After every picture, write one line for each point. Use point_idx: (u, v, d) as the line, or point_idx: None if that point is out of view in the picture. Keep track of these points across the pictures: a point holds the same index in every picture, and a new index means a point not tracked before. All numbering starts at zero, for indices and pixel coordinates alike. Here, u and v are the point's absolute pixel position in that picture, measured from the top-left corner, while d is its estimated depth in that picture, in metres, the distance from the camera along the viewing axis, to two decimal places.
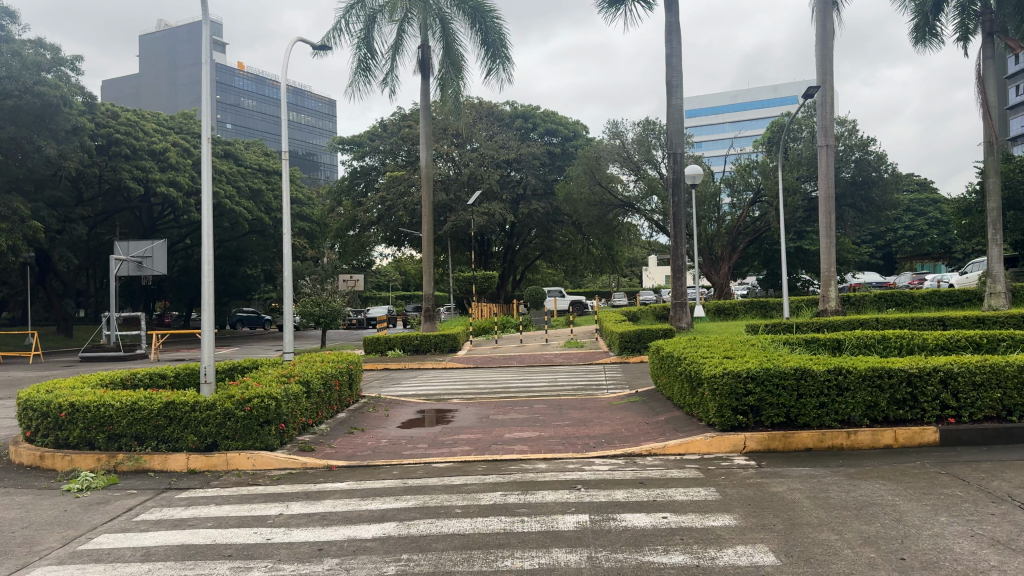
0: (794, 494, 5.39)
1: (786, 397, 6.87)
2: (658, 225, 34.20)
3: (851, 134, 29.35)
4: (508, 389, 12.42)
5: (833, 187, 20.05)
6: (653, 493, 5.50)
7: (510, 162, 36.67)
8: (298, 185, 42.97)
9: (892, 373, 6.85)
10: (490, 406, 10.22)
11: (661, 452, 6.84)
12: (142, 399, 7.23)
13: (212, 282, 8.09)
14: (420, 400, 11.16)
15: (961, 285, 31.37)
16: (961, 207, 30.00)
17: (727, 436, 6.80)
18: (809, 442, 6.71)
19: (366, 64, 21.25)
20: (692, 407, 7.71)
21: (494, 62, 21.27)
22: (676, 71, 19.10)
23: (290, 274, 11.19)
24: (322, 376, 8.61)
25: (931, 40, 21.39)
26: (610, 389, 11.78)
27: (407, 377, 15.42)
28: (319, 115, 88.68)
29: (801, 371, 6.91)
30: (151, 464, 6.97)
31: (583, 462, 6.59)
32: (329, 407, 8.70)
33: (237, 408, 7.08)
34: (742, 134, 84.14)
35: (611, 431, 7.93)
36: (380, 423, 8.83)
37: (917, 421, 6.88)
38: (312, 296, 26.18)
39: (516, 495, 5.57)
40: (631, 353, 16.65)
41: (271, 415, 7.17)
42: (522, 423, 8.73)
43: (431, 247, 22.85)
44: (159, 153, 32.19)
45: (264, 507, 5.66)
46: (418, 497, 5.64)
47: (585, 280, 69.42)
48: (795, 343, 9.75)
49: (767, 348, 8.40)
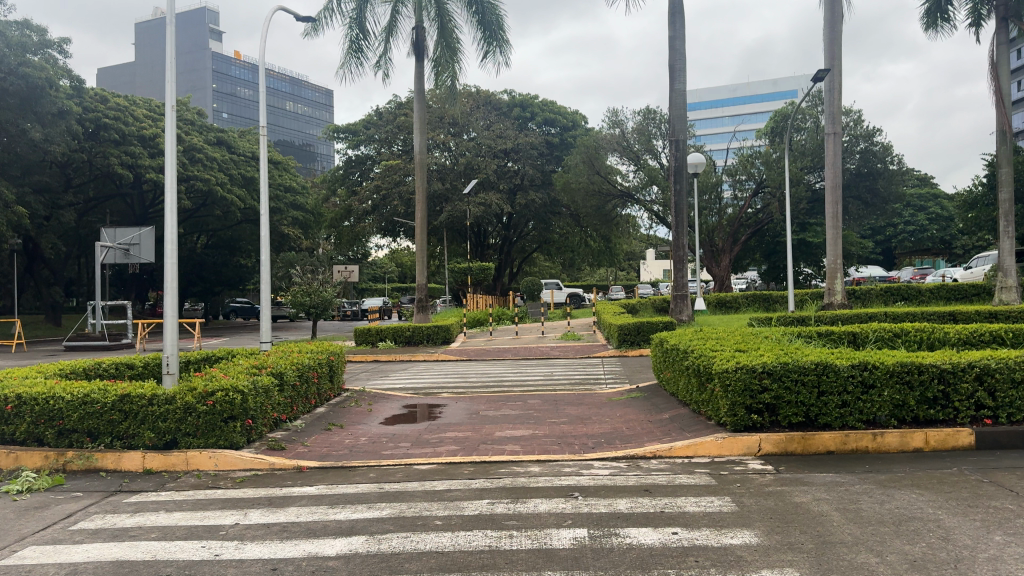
0: (821, 507, 4.74)
1: (806, 395, 6.21)
2: (657, 217, 33.51)
3: (857, 123, 28.67)
4: (501, 383, 11.75)
5: (839, 176, 19.31)
6: (660, 503, 4.84)
7: (508, 153, 35.80)
8: (291, 174, 41.73)
9: (923, 369, 6.21)
10: (481, 401, 9.54)
11: (667, 454, 6.16)
12: (96, 391, 6.56)
13: (176, 264, 7.38)
14: (404, 394, 10.47)
15: (966, 279, 30.65)
16: (969, 201, 29.14)
17: (740, 437, 6.13)
18: (830, 445, 6.06)
19: (358, 45, 20.57)
20: (700, 404, 7.05)
21: (491, 44, 20.64)
22: (680, 54, 18.42)
23: (266, 258, 10.43)
24: (299, 369, 7.91)
25: (943, 25, 20.66)
26: (609, 384, 11.12)
27: (396, 369, 14.75)
28: (315, 105, 87.79)
29: (824, 366, 6.25)
30: (103, 463, 6.32)
31: (582, 465, 5.94)
32: (306, 401, 8.02)
33: (199, 402, 6.40)
34: (742, 128, 83.50)
35: (611, 429, 7.25)
36: (361, 420, 8.15)
37: (949, 422, 6.24)
38: (302, 287, 25.47)
39: (505, 504, 4.91)
40: (631, 346, 15.99)
41: (236, 410, 6.47)
42: (515, 420, 8.06)
43: (424, 235, 22.16)
44: (148, 139, 31.45)
45: (219, 516, 5.00)
46: (397, 505, 4.98)
47: (582, 274, 68.81)
48: (809, 335, 9.10)
49: (781, 341, 7.71)
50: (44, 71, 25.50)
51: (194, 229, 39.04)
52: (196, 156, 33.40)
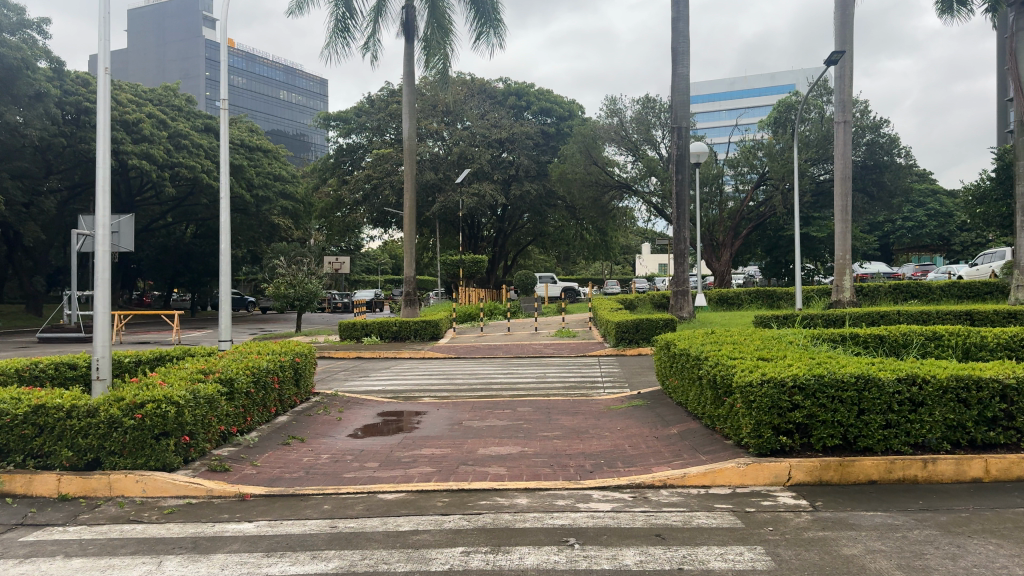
0: (880, 563, 3.76)
1: (844, 413, 5.24)
2: (656, 208, 32.51)
3: (863, 114, 27.68)
4: (490, 386, 10.76)
5: (850, 166, 18.32)
6: (676, 555, 3.87)
7: (503, 142, 34.65)
8: (281, 163, 40.64)
9: (982, 385, 5.27)
10: (464, 409, 8.54)
11: (680, 483, 5.16)
12: (7, 400, 5.54)
13: (110, 253, 6.34)
14: (381, 398, 9.50)
15: (971, 277, 29.68)
16: (974, 195, 27.89)
17: (767, 463, 5.15)
18: (872, 472, 5.10)
19: (344, 24, 19.54)
20: (715, 420, 6.06)
21: (485, 25, 19.61)
22: (683, 37, 17.41)
23: (226, 246, 9.36)
24: (255, 374, 6.88)
25: (959, 9, 19.65)
26: (608, 388, 10.12)
27: (377, 368, 13.72)
28: (309, 93, 86.57)
29: (866, 379, 5.28)
30: (11, 486, 5.28)
31: (578, 497, 4.94)
32: (263, 411, 7.03)
33: (126, 416, 5.39)
34: (741, 122, 82.74)
35: (613, 447, 6.30)
36: (328, 431, 7.17)
37: (1010, 446, 5.28)
38: (285, 278, 24.44)
39: (484, 554, 3.92)
40: (628, 345, 15.05)
41: (170, 425, 5.47)
42: (501, 433, 7.09)
43: (413, 226, 21.12)
44: (131, 125, 29.86)
45: (127, 565, 4.00)
46: (348, 554, 3.98)
47: (577, 268, 68.01)
48: (830, 337, 8.11)
49: (807, 347, 6.74)
50: (20, 51, 24.39)
51: (181, 218, 37.81)
52: (181, 143, 32.25)
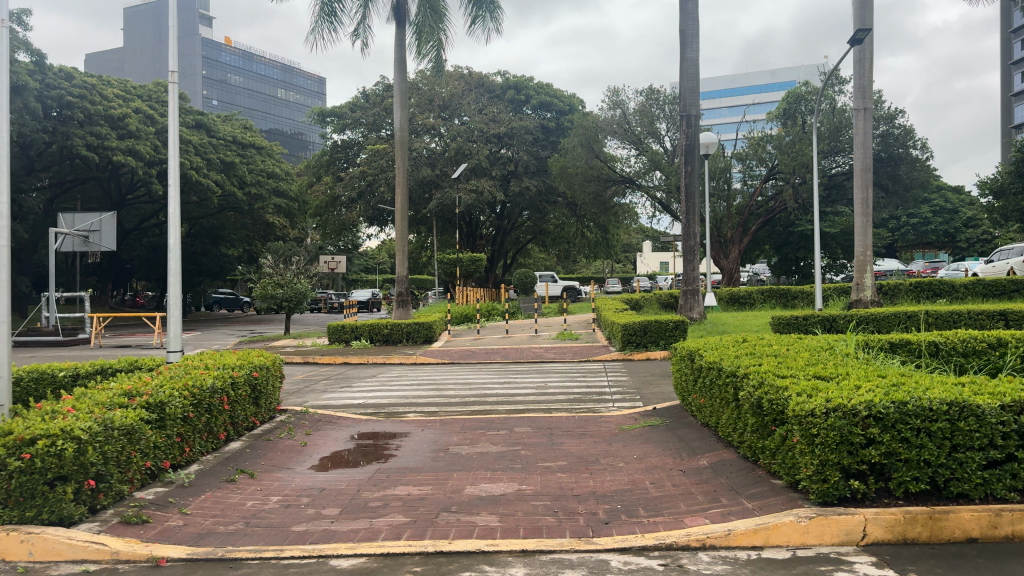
0: None
1: (932, 450, 4.04)
2: (661, 204, 31.32)
3: (877, 105, 26.52)
4: (485, 398, 9.57)
5: (868, 154, 17.11)
6: None
7: (500, 138, 33.42)
8: (275, 160, 39.38)
9: None
10: (453, 429, 7.35)
11: (722, 544, 3.99)
12: None
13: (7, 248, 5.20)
14: (360, 416, 8.31)
15: (988, 274, 28.40)
16: (993, 189, 26.60)
17: (836, 517, 3.98)
18: (972, 529, 3.91)
19: (331, 8, 18.35)
20: (759, 453, 4.91)
21: (480, 9, 18.42)
22: (692, 18, 16.17)
23: (176, 243, 8.15)
24: (196, 395, 5.69)
25: None
26: (617, 402, 8.90)
27: (363, 376, 12.50)
28: (308, 92, 85.48)
29: (961, 407, 4.06)
30: None
31: (591, 566, 3.75)
32: (208, 437, 5.85)
33: (9, 457, 4.16)
34: (746, 117, 81.43)
35: (630, 484, 5.15)
36: (286, 462, 5.98)
37: None
38: (273, 278, 23.23)
39: None
40: (635, 350, 13.85)
41: (68, 468, 4.26)
42: (497, 463, 5.91)
43: (405, 222, 19.88)
44: (116, 119, 28.54)
45: None
46: None
47: (577, 266, 66.98)
48: (878, 346, 6.92)
49: (867, 360, 5.55)
50: None
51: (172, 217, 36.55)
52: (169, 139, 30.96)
